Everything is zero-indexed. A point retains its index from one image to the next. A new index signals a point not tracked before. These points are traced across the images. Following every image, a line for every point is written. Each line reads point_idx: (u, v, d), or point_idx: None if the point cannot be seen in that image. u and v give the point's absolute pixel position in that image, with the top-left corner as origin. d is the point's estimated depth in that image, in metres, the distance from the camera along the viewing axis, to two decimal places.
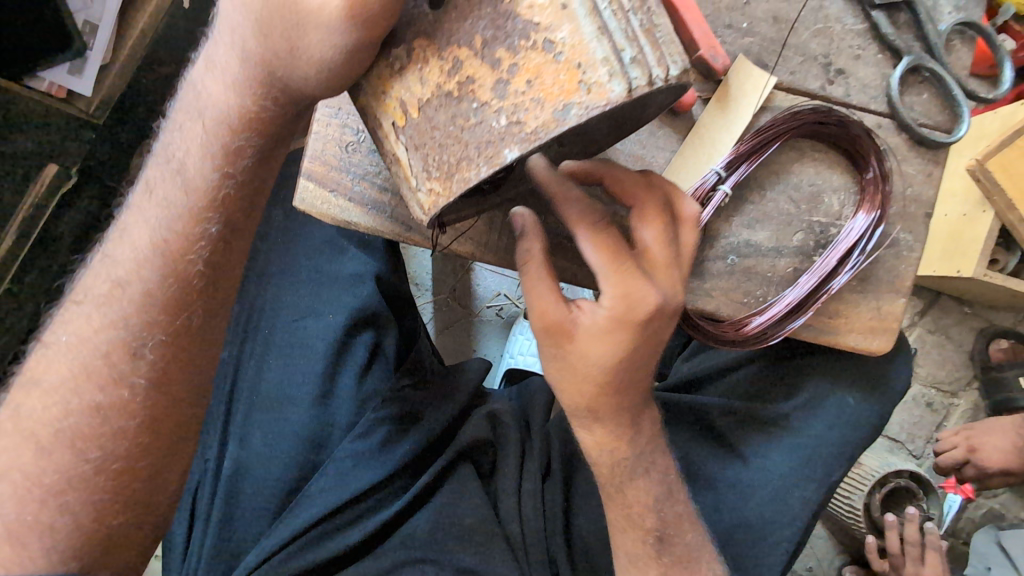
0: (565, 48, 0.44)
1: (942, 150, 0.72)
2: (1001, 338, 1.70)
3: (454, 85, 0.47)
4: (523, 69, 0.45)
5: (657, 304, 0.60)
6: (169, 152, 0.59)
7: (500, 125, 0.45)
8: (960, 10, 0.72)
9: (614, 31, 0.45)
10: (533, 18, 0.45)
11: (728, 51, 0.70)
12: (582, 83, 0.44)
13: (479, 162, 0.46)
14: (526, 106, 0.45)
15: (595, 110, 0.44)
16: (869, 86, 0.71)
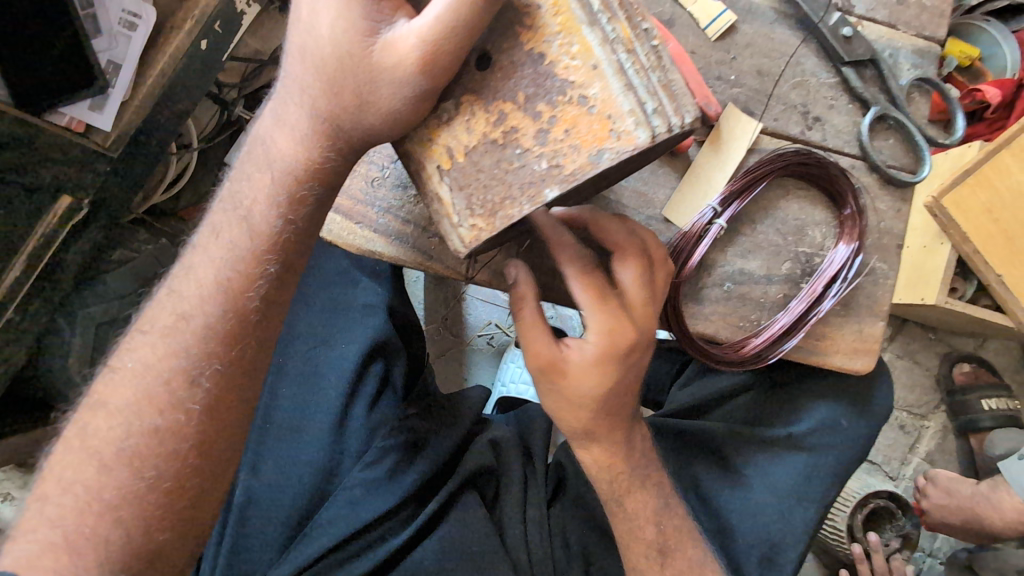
0: (597, 102, 0.52)
1: (908, 190, 0.80)
2: (964, 362, 1.81)
3: (500, 134, 0.54)
4: (562, 120, 0.53)
5: (636, 339, 0.67)
6: (236, 199, 0.66)
7: (542, 169, 0.54)
8: (917, 67, 0.81)
9: (638, 87, 0.53)
10: (569, 77, 0.53)
11: (719, 99, 0.78)
12: (614, 132, 0.52)
13: (522, 201, 0.54)
14: (564, 151, 0.53)
15: (625, 155, 0.52)
16: (843, 132, 0.80)
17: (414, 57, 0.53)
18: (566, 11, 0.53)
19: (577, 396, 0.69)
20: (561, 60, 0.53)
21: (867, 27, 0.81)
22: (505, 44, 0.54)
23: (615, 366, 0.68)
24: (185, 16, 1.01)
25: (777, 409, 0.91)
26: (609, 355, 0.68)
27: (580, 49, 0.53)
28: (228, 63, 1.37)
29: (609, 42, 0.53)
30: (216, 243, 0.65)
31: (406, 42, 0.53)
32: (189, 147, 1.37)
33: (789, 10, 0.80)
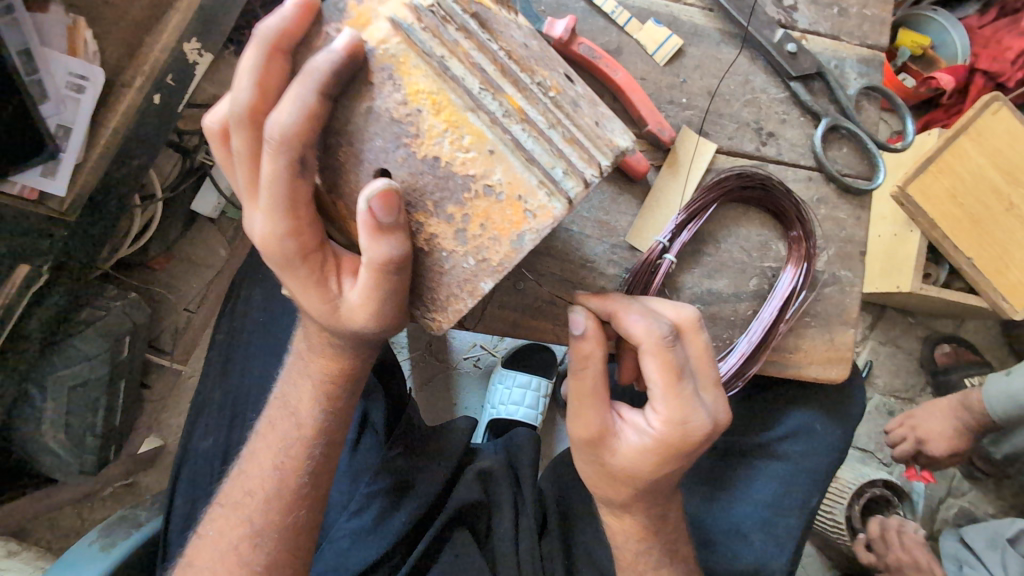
0: (504, 187, 0.51)
1: (865, 197, 0.81)
2: (943, 343, 1.85)
3: (422, 242, 0.55)
4: (474, 215, 0.52)
5: (706, 430, 0.62)
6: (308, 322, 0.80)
7: (470, 267, 0.54)
8: (864, 75, 0.83)
9: (541, 155, 0.52)
10: (469, 171, 0.51)
11: (672, 123, 0.78)
12: (528, 212, 0.51)
13: (464, 297, 0.55)
14: (487, 244, 0.53)
15: (544, 233, 0.51)
16: (797, 145, 0.81)
17: (363, 314, 0.59)
18: (446, 107, 0.50)
19: (624, 471, 0.66)
20: (456, 157, 0.51)
21: (811, 40, 0.82)
22: (396, 153, 0.52)
23: (674, 455, 0.64)
24: (135, 74, 1.01)
25: (763, 419, 0.92)
26: (668, 446, 0.64)
27: (472, 138, 0.51)
28: (186, 110, 1.35)
29: (498, 122, 0.52)
30: (292, 376, 0.74)
31: (360, 304, 0.58)
32: (153, 197, 1.35)
33: (733, 29, 0.80)
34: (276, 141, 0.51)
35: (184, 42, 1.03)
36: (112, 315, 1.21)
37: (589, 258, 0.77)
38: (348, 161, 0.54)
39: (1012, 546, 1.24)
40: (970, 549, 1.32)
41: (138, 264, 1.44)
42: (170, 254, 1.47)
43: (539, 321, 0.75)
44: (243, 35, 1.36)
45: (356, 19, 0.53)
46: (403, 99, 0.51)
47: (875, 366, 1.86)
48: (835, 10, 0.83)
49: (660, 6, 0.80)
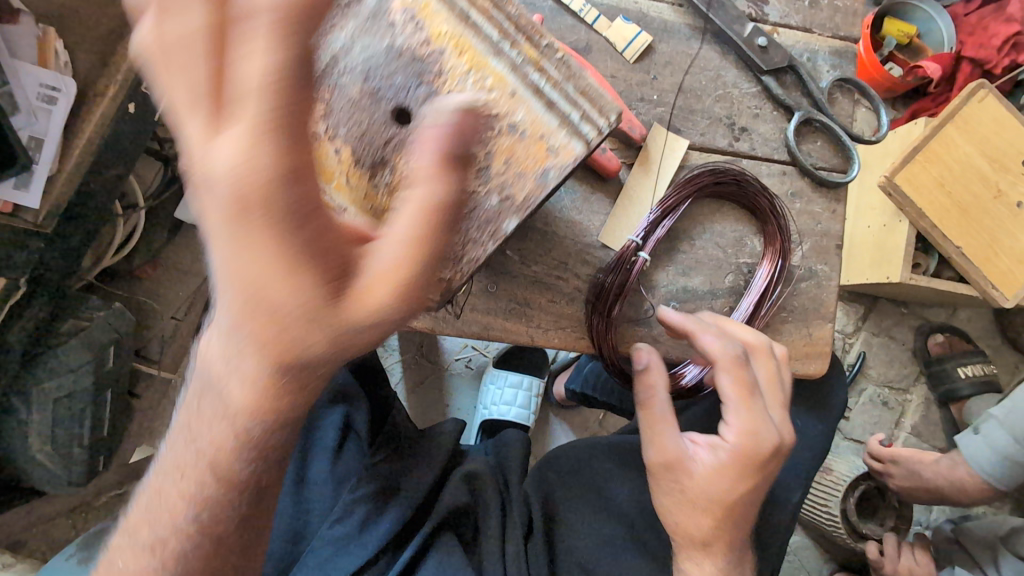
0: (525, 127, 0.58)
1: (840, 190, 0.81)
2: (938, 333, 1.84)
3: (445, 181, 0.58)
4: (499, 152, 0.58)
5: (776, 443, 0.67)
6: None
7: (496, 204, 0.57)
8: (836, 68, 0.82)
9: (557, 101, 0.59)
10: (494, 109, 0.58)
11: (643, 120, 0.78)
12: (550, 150, 0.58)
13: (485, 240, 0.57)
14: (511, 180, 0.57)
15: (567, 165, 0.58)
16: (770, 140, 0.80)
17: None
18: (470, 51, 0.58)
19: (703, 495, 0.67)
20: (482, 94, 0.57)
21: (782, 33, 0.82)
22: (421, 91, 0.58)
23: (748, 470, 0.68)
24: (108, 83, 1.01)
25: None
26: (745, 461, 0.67)
27: (494, 82, 0.58)
28: (167, 118, 1.35)
29: (518, 69, 0.59)
30: (209, 415, 0.50)
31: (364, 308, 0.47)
32: (135, 206, 1.34)
33: (703, 24, 0.80)
34: (243, 15, 0.33)
35: None
36: (97, 325, 1.21)
37: (562, 258, 0.76)
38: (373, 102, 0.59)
39: (1005, 547, 1.24)
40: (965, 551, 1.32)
41: (123, 274, 1.44)
42: (155, 263, 1.46)
43: (513, 324, 0.74)
44: None
45: None
46: (431, 42, 0.58)
47: (868, 357, 1.85)
48: (806, 3, 0.82)
49: (628, 3, 0.79)
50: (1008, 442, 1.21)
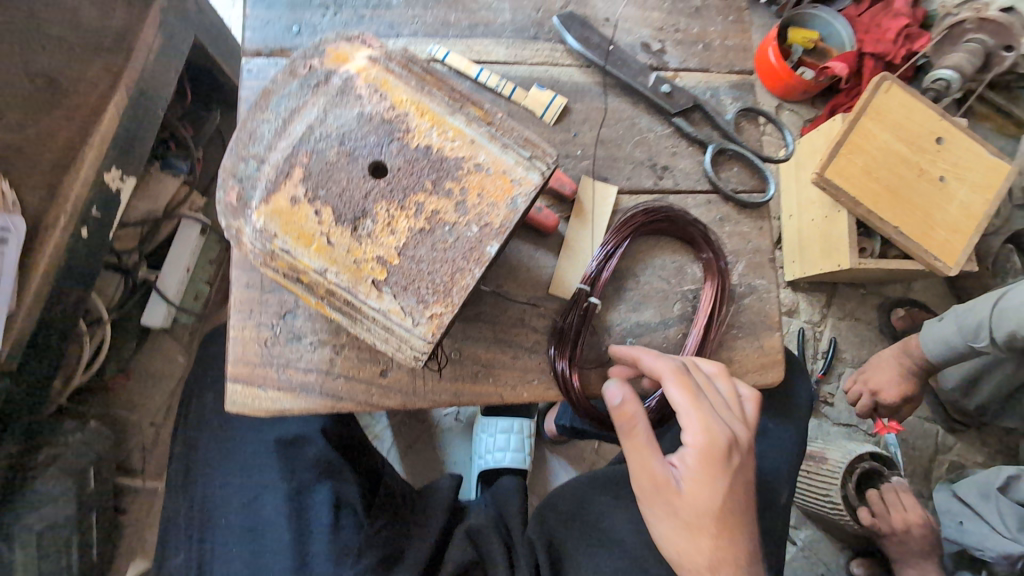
0: (489, 164, 0.51)
1: (762, 208, 0.87)
2: (898, 308, 1.92)
3: (423, 221, 0.50)
4: (469, 187, 0.51)
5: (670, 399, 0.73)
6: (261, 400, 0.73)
7: (474, 234, 0.50)
8: (738, 99, 0.90)
9: (512, 142, 0.53)
10: (454, 152, 0.51)
11: (572, 174, 0.84)
12: (514, 182, 0.51)
13: (472, 268, 0.50)
14: (486, 211, 0.50)
15: (533, 197, 0.51)
16: (691, 173, 0.87)
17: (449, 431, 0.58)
18: (428, 110, 0.52)
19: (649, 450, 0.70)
20: (444, 145, 0.51)
21: (683, 76, 0.89)
22: (392, 146, 0.50)
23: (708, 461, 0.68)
24: (58, 214, 1.03)
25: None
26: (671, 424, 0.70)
27: (455, 133, 0.51)
28: (122, 230, 1.37)
29: (472, 119, 0.53)
30: None
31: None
32: (100, 321, 1.34)
33: (611, 80, 0.87)
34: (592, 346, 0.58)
35: (105, 173, 1.07)
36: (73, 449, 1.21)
37: (520, 314, 0.79)
38: (341, 160, 0.50)
39: (1003, 494, 1.29)
40: (967, 504, 1.36)
41: (96, 388, 1.43)
42: (128, 372, 1.46)
43: (485, 385, 0.76)
44: (167, 147, 1.41)
45: (334, 53, 0.53)
46: (389, 104, 0.51)
47: (839, 342, 1.92)
48: (700, 46, 0.91)
49: (540, 72, 0.86)
50: (959, 338, 1.20)
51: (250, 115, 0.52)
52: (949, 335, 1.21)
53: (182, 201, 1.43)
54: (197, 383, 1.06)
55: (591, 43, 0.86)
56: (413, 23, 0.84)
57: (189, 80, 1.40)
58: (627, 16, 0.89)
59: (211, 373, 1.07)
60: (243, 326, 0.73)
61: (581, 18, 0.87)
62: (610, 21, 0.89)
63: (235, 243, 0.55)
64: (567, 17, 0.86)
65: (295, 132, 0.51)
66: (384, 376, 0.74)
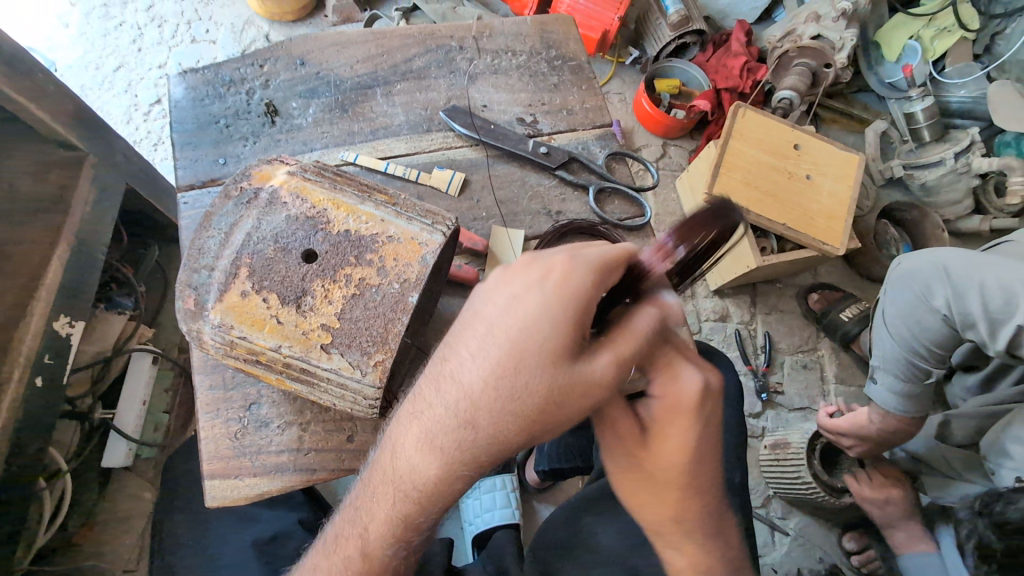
0: (398, 235, 0.64)
1: (645, 228, 1.05)
2: (812, 292, 2.15)
3: (353, 288, 0.61)
4: (386, 255, 0.62)
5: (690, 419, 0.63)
6: (237, 488, 0.78)
7: (396, 290, 0.62)
8: (605, 147, 1.09)
9: (414, 214, 0.66)
10: (368, 231, 0.63)
11: (483, 233, 0.98)
12: (421, 244, 0.63)
13: (400, 317, 0.61)
14: (402, 271, 0.62)
15: (440, 253, 0.64)
16: (581, 213, 1.03)
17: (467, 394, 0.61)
18: (343, 204, 0.65)
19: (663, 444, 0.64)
20: (360, 228, 0.63)
21: (557, 138, 1.08)
22: (318, 235, 0.62)
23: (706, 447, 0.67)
24: (13, 367, 1.08)
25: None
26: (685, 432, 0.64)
27: (367, 217, 0.64)
28: (74, 376, 1.38)
29: (380, 204, 0.66)
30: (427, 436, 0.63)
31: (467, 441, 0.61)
32: (59, 473, 1.31)
33: (499, 151, 1.04)
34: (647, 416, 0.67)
35: (54, 322, 1.15)
36: None
37: None
38: (279, 255, 0.61)
39: (946, 444, 1.45)
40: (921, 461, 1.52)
41: (60, 546, 1.37)
42: (92, 522, 1.41)
43: None
44: (110, 288, 1.47)
45: (259, 175, 0.66)
46: (311, 205, 0.64)
47: (772, 335, 2.10)
48: (565, 113, 1.10)
49: (438, 156, 1.02)
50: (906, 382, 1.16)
51: (198, 236, 0.64)
52: (897, 356, 1.14)
53: (129, 338, 1.47)
54: (170, 504, 1.07)
55: (475, 126, 1.03)
56: (323, 137, 0.99)
57: (123, 224, 1.49)
58: (500, 100, 1.09)
59: (184, 492, 1.08)
60: (213, 424, 0.80)
61: (463, 108, 1.05)
62: (488, 106, 1.08)
63: (196, 344, 0.63)
64: (452, 110, 1.04)
65: (237, 242, 0.62)
66: (350, 441, 0.81)
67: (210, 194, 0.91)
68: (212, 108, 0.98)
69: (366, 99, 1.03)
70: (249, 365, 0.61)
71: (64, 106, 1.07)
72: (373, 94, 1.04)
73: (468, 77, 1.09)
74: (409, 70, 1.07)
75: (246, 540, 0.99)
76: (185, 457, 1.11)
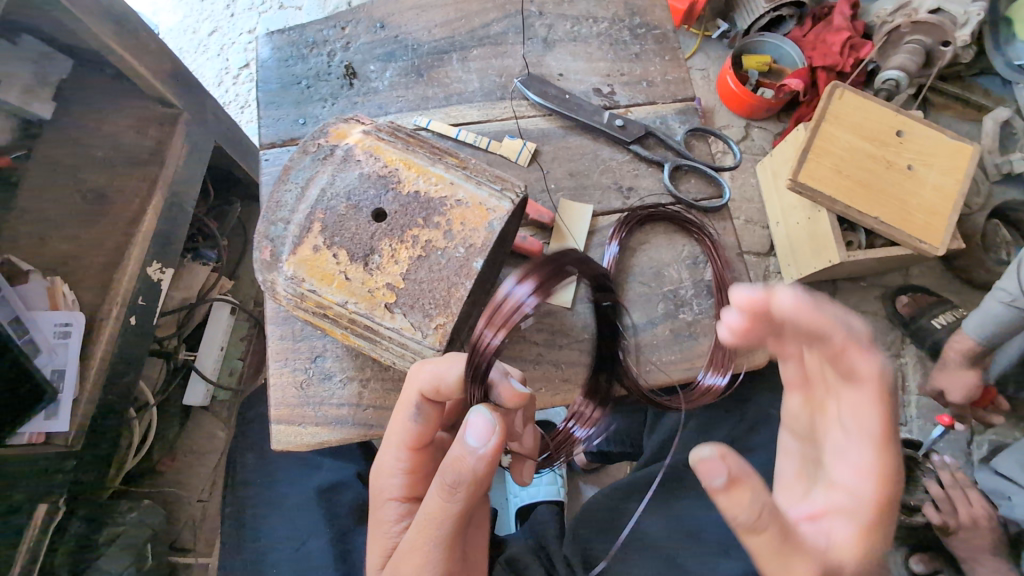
0: (466, 199, 0.63)
1: (722, 210, 0.99)
2: (901, 294, 1.95)
3: (420, 250, 0.61)
4: (453, 218, 0.62)
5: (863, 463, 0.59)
6: (300, 435, 0.82)
7: (461, 254, 0.61)
8: (685, 122, 1.03)
9: (484, 179, 0.65)
10: (438, 194, 0.63)
11: (550, 204, 0.96)
12: (489, 210, 0.62)
13: (463, 282, 0.60)
14: (468, 236, 0.61)
15: (506, 220, 0.62)
16: (654, 190, 0.99)
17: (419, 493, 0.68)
18: (414, 164, 0.64)
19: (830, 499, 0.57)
20: (430, 190, 0.63)
21: (634, 111, 1.03)
22: (388, 195, 0.63)
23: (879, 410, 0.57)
24: (111, 305, 1.18)
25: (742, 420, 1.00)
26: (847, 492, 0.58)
27: (437, 179, 0.64)
28: (162, 319, 1.51)
29: (449, 167, 0.65)
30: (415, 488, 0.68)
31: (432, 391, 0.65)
32: (146, 406, 1.46)
33: (572, 122, 1.01)
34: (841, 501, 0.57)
35: (148, 267, 1.25)
36: (130, 527, 1.29)
37: (520, 333, 0.89)
38: (350, 212, 0.62)
39: None
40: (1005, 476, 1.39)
41: (147, 472, 1.52)
42: (174, 452, 1.55)
43: None
44: (196, 241, 1.59)
45: (335, 134, 0.67)
46: (382, 164, 0.64)
47: None
48: (644, 84, 1.05)
49: (509, 124, 1.00)
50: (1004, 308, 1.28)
51: (276, 188, 0.66)
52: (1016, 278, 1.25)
53: (211, 288, 1.58)
54: (241, 445, 1.13)
55: (550, 95, 1.01)
56: (397, 101, 0.99)
57: (210, 180, 1.58)
58: (577, 69, 1.05)
59: (253, 434, 1.15)
60: (281, 372, 0.84)
61: (539, 77, 1.02)
62: (564, 75, 1.04)
63: (270, 295, 0.66)
64: (528, 78, 1.01)
65: (312, 196, 0.63)
66: None
67: (289, 153, 0.94)
68: (295, 69, 1.01)
69: (442, 64, 1.03)
70: (317, 318, 0.64)
71: (162, 64, 1.12)
72: (449, 59, 1.03)
73: (545, 44, 1.06)
74: (486, 35, 1.05)
75: (307, 485, 1.04)
76: (255, 402, 1.18)
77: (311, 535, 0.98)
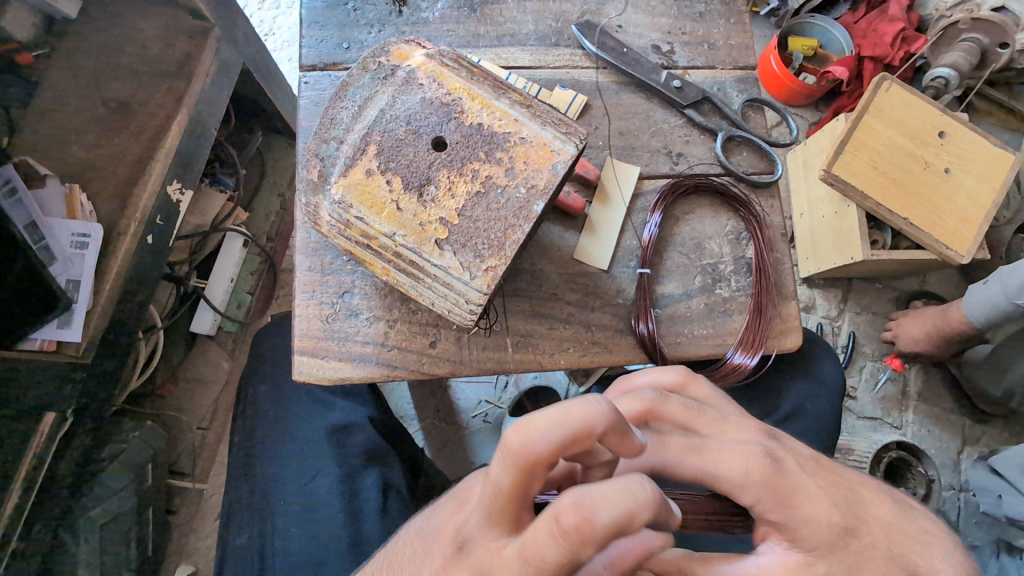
0: (532, 138, 0.60)
1: (772, 187, 0.95)
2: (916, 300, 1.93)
3: (478, 185, 0.59)
4: (516, 155, 0.59)
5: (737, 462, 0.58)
6: (324, 368, 0.80)
7: (522, 195, 0.58)
8: (743, 92, 0.99)
9: (549, 120, 0.62)
10: (503, 129, 0.60)
11: (596, 161, 0.92)
12: (554, 152, 0.59)
13: (521, 224, 0.58)
14: (530, 175, 0.59)
15: (570, 165, 0.59)
16: (705, 160, 0.95)
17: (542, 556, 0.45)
18: (478, 96, 0.61)
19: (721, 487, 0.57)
20: (494, 124, 0.60)
21: (692, 73, 0.98)
22: (450, 124, 0.60)
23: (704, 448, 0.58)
24: (129, 221, 1.16)
25: (766, 405, 0.98)
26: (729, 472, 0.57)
27: (502, 114, 0.61)
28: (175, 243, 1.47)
29: (513, 104, 0.62)
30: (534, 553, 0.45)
31: (600, 504, 0.44)
32: (154, 328, 1.43)
33: (627, 78, 0.96)
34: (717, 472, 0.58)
35: (168, 186, 1.21)
36: (133, 446, 1.31)
37: (553, 291, 0.86)
38: (409, 137, 0.59)
39: None
40: (1004, 480, 1.33)
41: (149, 394, 1.51)
42: (176, 379, 1.54)
43: (527, 352, 0.84)
44: (214, 167, 1.54)
45: (397, 54, 0.63)
46: (446, 92, 0.61)
47: (858, 336, 1.94)
48: (705, 47, 1.00)
49: (561, 73, 0.96)
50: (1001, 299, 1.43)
51: (331, 104, 0.62)
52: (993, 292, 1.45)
53: (227, 217, 1.54)
54: (252, 376, 1.12)
55: (607, 46, 0.95)
56: (446, 35, 0.94)
57: (233, 105, 1.53)
58: (638, 22, 0.99)
59: (263, 366, 1.13)
60: (307, 304, 0.82)
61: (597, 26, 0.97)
62: (623, 27, 0.99)
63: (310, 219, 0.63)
64: (586, 26, 0.96)
65: (371, 117, 0.60)
66: (433, 347, 0.82)
67: (331, 78, 0.89)
68: None
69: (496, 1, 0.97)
70: (360, 248, 0.61)
71: None
72: None
73: None
74: None
75: (315, 423, 1.03)
76: (266, 335, 1.16)
77: (319, 472, 0.99)
